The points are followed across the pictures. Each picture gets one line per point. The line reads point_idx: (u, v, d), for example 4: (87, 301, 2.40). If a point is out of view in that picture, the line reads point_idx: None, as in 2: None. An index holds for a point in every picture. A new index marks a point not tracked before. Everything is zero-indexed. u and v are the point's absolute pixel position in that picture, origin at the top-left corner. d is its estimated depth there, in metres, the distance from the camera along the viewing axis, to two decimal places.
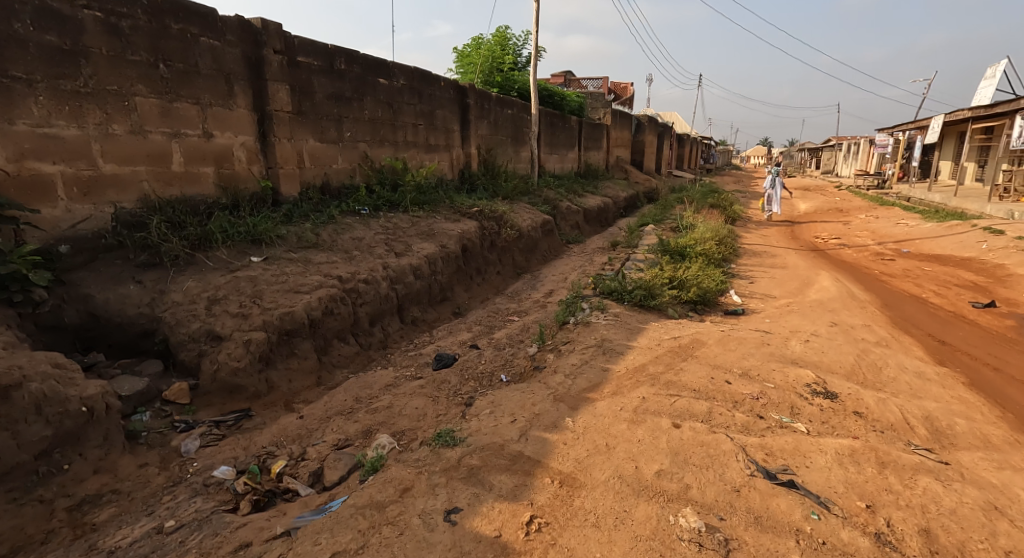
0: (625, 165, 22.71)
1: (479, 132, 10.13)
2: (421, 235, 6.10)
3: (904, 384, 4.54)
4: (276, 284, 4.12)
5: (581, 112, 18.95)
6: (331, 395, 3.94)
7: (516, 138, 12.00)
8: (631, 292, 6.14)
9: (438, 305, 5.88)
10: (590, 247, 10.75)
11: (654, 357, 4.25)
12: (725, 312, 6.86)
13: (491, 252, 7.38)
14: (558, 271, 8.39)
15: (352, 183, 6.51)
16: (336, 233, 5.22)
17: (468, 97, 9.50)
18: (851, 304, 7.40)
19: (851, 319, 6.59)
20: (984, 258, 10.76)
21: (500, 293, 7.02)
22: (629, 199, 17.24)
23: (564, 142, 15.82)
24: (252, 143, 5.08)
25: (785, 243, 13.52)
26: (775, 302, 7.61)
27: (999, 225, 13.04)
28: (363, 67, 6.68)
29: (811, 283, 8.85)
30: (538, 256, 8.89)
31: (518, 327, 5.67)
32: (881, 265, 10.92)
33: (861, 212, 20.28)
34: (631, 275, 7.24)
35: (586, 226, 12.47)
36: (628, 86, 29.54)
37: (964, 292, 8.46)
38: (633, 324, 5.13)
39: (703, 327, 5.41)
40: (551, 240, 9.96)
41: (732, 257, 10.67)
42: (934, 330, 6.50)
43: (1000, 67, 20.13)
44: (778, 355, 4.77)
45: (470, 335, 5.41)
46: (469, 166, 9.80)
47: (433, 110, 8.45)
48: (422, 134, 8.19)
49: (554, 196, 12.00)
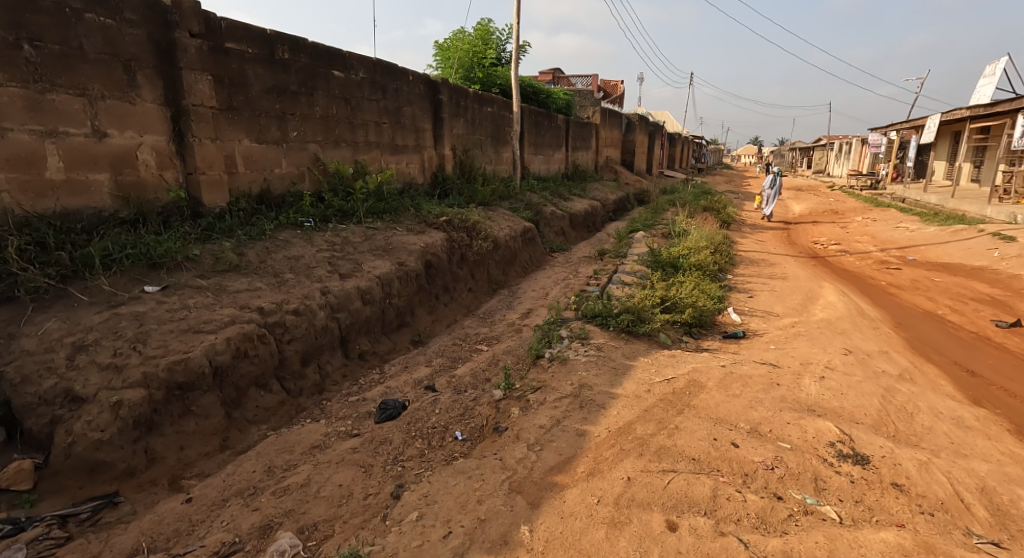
0: (614, 166, 22.02)
1: (454, 132, 9.36)
2: (376, 251, 5.28)
3: (944, 439, 3.81)
4: (170, 323, 3.25)
5: (569, 111, 18.22)
6: (238, 466, 3.09)
7: (496, 139, 11.22)
8: (618, 316, 5.38)
9: (394, 333, 5.05)
10: (575, 257, 10.01)
11: (644, 410, 3.48)
12: (724, 336, 6.12)
13: (461, 267, 6.59)
14: (538, 289, 7.63)
15: (299, 190, 5.67)
16: (267, 251, 4.35)
17: (441, 94, 8.71)
18: (862, 326, 6.70)
19: (865, 345, 5.88)
20: (998, 267, 10.15)
21: (469, 316, 6.24)
22: (618, 202, 16.54)
23: (550, 142, 15.06)
24: (163, 144, 4.20)
25: (782, 249, 12.86)
26: (777, 323, 6.89)
27: (1007, 230, 12.43)
28: (313, 56, 5.85)
29: (816, 297, 8.16)
30: (516, 269, 8.14)
31: (485, 360, 4.89)
32: (887, 275, 10.25)
33: (857, 214, 19.70)
34: (617, 294, 6.48)
35: (572, 233, 11.73)
36: (618, 84, 28.86)
37: (982, 308, 7.79)
38: (619, 360, 4.37)
39: (699, 362, 4.66)
40: (532, 249, 9.21)
41: (728, 267, 9.95)
42: (960, 358, 5.82)
43: (999, 66, 19.63)
44: (792, 401, 4.01)
45: (429, 373, 4.59)
46: (443, 169, 9.01)
47: (399, 108, 7.71)
48: (386, 133, 7.42)
49: (538, 201, 11.25)
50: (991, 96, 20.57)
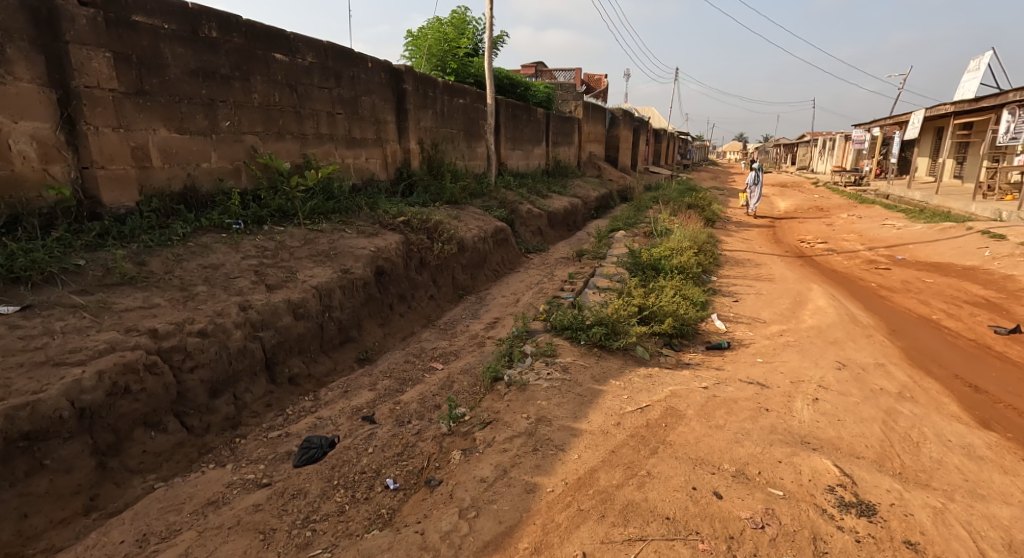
0: (598, 161, 21.53)
1: (420, 125, 8.77)
2: (317, 257, 4.67)
3: (958, 476, 3.32)
4: (23, 355, 2.64)
5: (550, 104, 17.70)
6: (103, 535, 2.49)
7: (468, 134, 10.64)
8: (590, 329, 4.84)
9: (335, 351, 4.45)
10: (551, 259, 9.49)
11: (609, 452, 2.93)
12: (707, 348, 5.67)
13: (422, 272, 6.00)
14: (509, 296, 7.08)
15: (232, 188, 5.03)
16: (176, 259, 3.72)
17: (406, 83, 8.11)
18: (854, 335, 6.24)
19: (859, 358, 5.43)
20: (990, 267, 9.80)
21: (428, 328, 5.65)
22: (601, 199, 16.06)
23: (530, 137, 14.50)
24: (47, 132, 3.65)
25: (768, 248, 12.44)
26: (764, 332, 6.42)
27: (996, 228, 12.13)
28: (249, 36, 5.23)
29: (804, 302, 7.71)
30: (485, 273, 7.59)
31: (439, 383, 4.32)
32: (877, 276, 9.85)
33: (842, 211, 19.42)
34: (591, 302, 5.94)
35: (550, 232, 11.21)
36: (602, 78, 28.42)
37: (979, 313, 7.40)
38: (586, 382, 3.83)
39: (679, 382, 4.14)
40: (505, 251, 8.66)
41: (712, 268, 9.49)
42: (962, 372, 5.37)
43: (984, 60, 19.45)
44: (783, 431, 3.50)
45: (371, 399, 4.00)
46: (410, 165, 8.41)
47: (356, 97, 7.12)
48: (341, 125, 6.83)
49: (514, 198, 10.69)
50: (976, 91, 20.36)
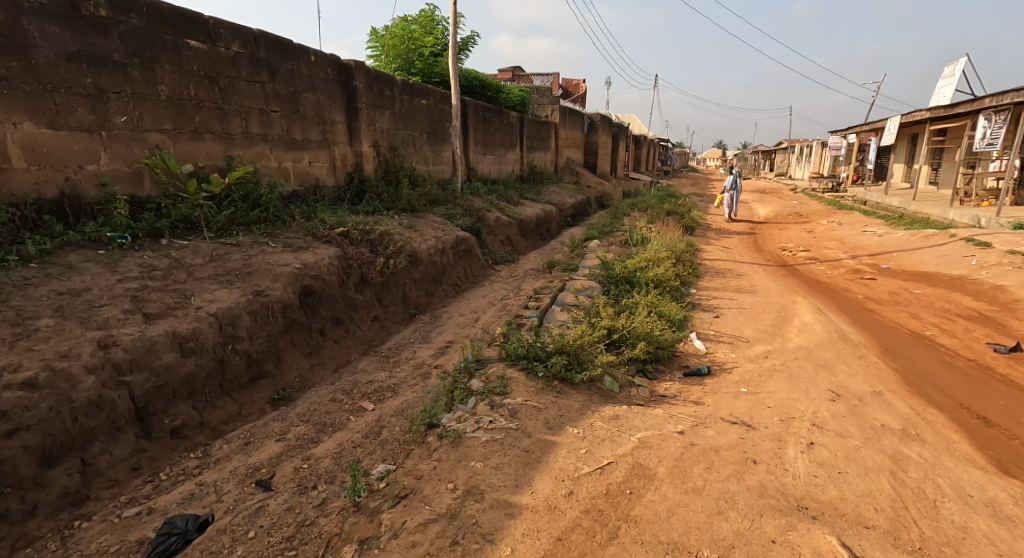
0: (576, 167, 20.99)
1: (375, 126, 8.06)
2: (223, 276, 3.91)
3: (988, 549, 2.69)
4: None
5: (525, 108, 17.13)
6: None
7: (431, 137, 9.96)
8: (550, 358, 4.19)
9: (241, 392, 3.69)
10: (519, 271, 8.83)
11: (554, 541, 2.31)
12: (686, 373, 5.09)
13: (363, 290, 5.28)
14: (467, 315, 6.40)
15: (119, 194, 4.24)
16: (19, 284, 3.03)
17: (356, 80, 7.38)
18: (846, 357, 5.67)
19: (853, 387, 4.84)
20: (979, 277, 9.38)
21: (367, 356, 4.93)
22: (577, 206, 15.49)
23: (502, 141, 13.86)
24: None
25: (749, 257, 11.95)
26: (747, 354, 5.81)
27: (980, 235, 11.78)
28: (153, 18, 4.50)
29: (789, 317, 7.14)
30: (443, 288, 6.90)
31: (366, 429, 3.58)
32: (863, 286, 9.37)
33: (822, 217, 19.10)
34: (554, 325, 5.29)
35: (521, 241, 10.57)
36: (580, 83, 28.03)
37: (973, 328, 6.93)
38: (537, 431, 3.13)
39: (650, 425, 3.48)
40: (468, 263, 7.99)
41: (692, 280, 8.95)
42: (968, 400, 4.81)
43: (959, 65, 19.38)
44: (775, 492, 2.86)
45: (276, 454, 3.25)
46: (363, 170, 7.69)
47: (297, 93, 6.39)
48: (277, 124, 6.10)
49: (481, 205, 10.03)
50: (952, 97, 20.27)
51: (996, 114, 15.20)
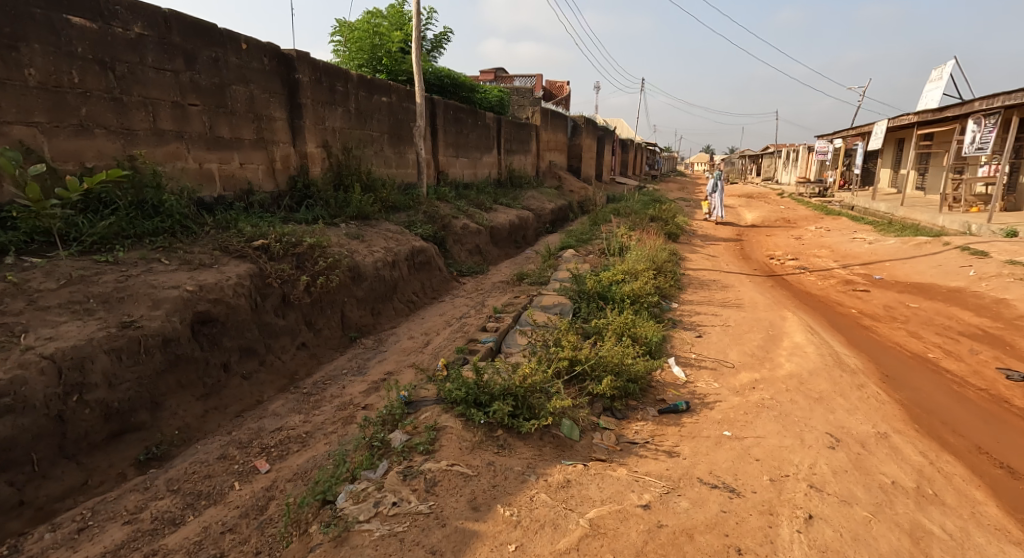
0: (558, 171, 20.36)
1: (325, 124, 7.32)
2: (75, 305, 3.12)
3: None
4: None
5: (503, 110, 16.45)
6: None
7: (393, 138, 9.22)
8: (492, 403, 3.46)
9: (94, 452, 2.90)
10: (487, 284, 8.15)
11: None
12: (660, 411, 4.43)
13: (285, 313, 4.49)
14: (417, 338, 5.66)
15: None
16: None
17: (300, 73, 6.62)
18: (843, 388, 5.03)
19: (854, 427, 4.19)
20: (977, 290, 8.89)
21: (285, 394, 4.14)
22: (557, 212, 14.85)
23: (477, 143, 13.17)
24: None
25: (735, 266, 11.35)
26: (731, 385, 5.14)
27: (975, 244, 11.30)
28: None
29: (778, 338, 6.51)
30: (392, 305, 6.17)
31: (247, 502, 2.82)
32: (856, 300, 8.79)
33: (809, 222, 18.60)
34: (511, 357, 4.60)
35: (492, 250, 9.89)
36: (564, 85, 27.45)
37: (980, 349, 6.35)
38: (454, 517, 2.47)
39: (608, 497, 2.79)
40: (427, 276, 7.27)
41: (673, 292, 8.32)
42: (985, 443, 4.20)
43: (947, 69, 19.00)
44: None
45: (116, 545, 2.56)
46: (309, 172, 6.93)
47: (223, 85, 5.61)
48: (197, 119, 5.32)
49: (448, 212, 9.31)
50: (940, 101, 19.93)
51: (986, 118, 14.76)
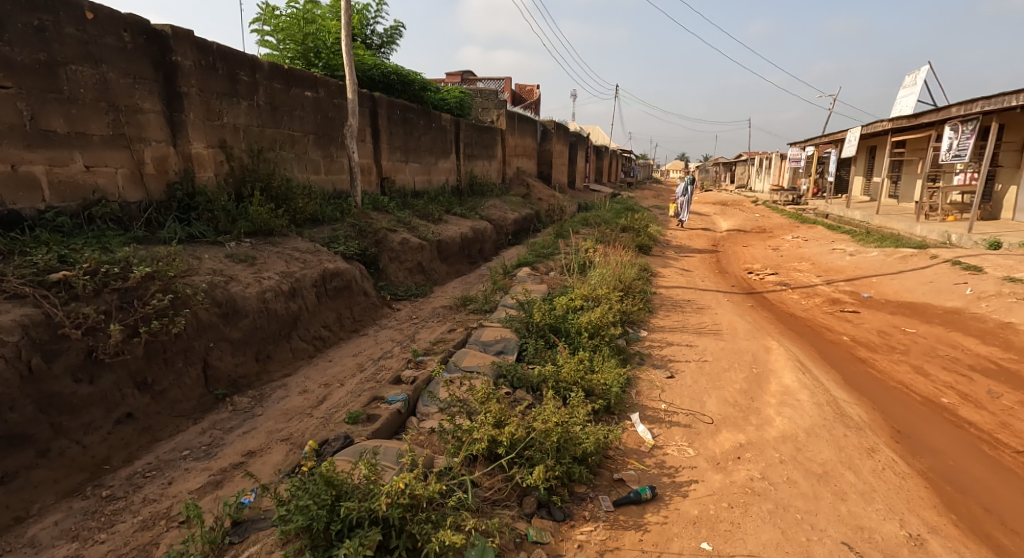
0: (526, 178, 19.26)
1: (221, 120, 6.03)
2: None
3: None
4: None
5: (464, 112, 15.23)
6: None
7: (320, 139, 7.96)
8: (347, 540, 2.26)
9: None
10: (425, 310, 6.94)
11: None
12: (616, 502, 3.27)
13: (88, 378, 3.17)
14: (311, 393, 4.35)
15: None
16: None
17: (178, 55, 5.30)
18: (851, 457, 3.97)
19: (877, 526, 3.21)
20: (977, 312, 8.00)
21: (72, 500, 2.88)
22: (520, 222, 13.72)
23: (431, 146, 11.97)
24: None
25: (710, 282, 10.33)
26: (709, 453, 4.02)
27: (964, 257, 10.51)
28: None
29: (764, 379, 5.44)
30: (288, 345, 4.87)
31: None
32: (845, 324, 7.81)
33: (786, 232, 17.79)
34: (415, 439, 3.43)
35: (438, 266, 8.69)
36: (534, 89, 26.46)
37: (1000, 390, 5.38)
38: None
39: None
40: (347, 303, 6.03)
41: (641, 318, 7.21)
42: None
43: (922, 74, 18.44)
44: None
45: None
46: (197, 179, 5.61)
47: (56, 65, 4.33)
48: (9, 111, 4.06)
49: (384, 225, 8.08)
50: (914, 107, 19.39)
51: (963, 124, 14.07)
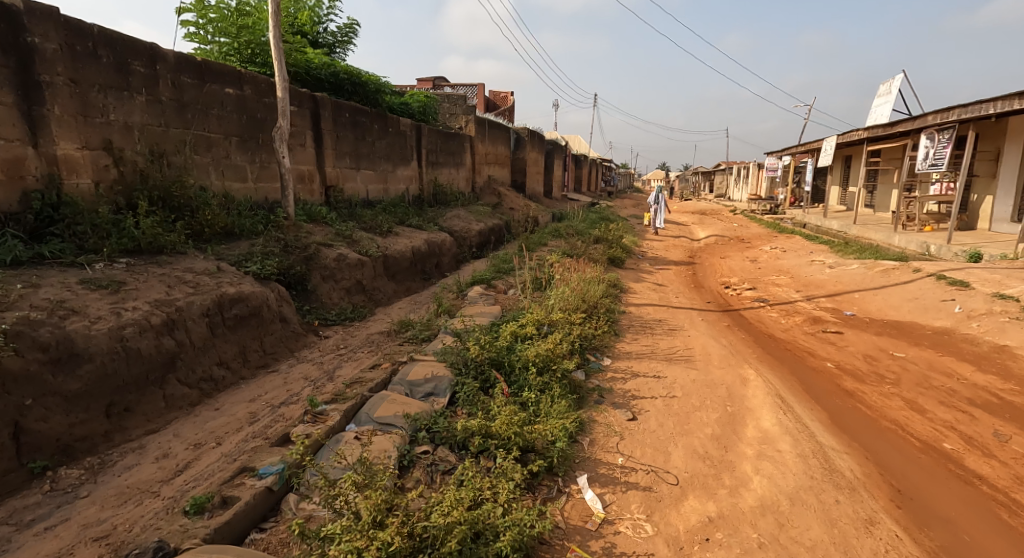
0: (497, 186, 18.45)
1: (106, 117, 5.13)
2: None
3: None
4: None
5: (429, 117, 14.42)
6: None
7: (246, 142, 7.00)
8: None
9: None
10: (356, 337, 6.04)
11: None
12: None
13: None
14: (172, 459, 3.42)
15: None
16: None
17: (34, 35, 4.48)
18: (844, 538, 3.21)
19: None
20: (969, 333, 7.35)
21: None
22: (485, 233, 12.88)
23: (386, 152, 11.09)
24: None
25: (685, 298, 9.58)
26: (670, 534, 3.22)
27: (949, 271, 9.93)
28: None
29: (740, 421, 4.64)
30: (159, 392, 3.93)
31: None
32: (828, 346, 7.10)
33: (765, 242, 17.21)
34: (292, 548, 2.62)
35: (381, 283, 7.78)
36: (508, 96, 25.80)
37: (1007, 431, 4.69)
38: None
39: None
40: (257, 334, 5.10)
41: (605, 344, 6.37)
42: None
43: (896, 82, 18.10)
44: None
45: None
46: (65, 187, 4.72)
47: None
48: None
49: (319, 239, 7.17)
50: (890, 116, 19.04)
51: (939, 133, 13.60)
